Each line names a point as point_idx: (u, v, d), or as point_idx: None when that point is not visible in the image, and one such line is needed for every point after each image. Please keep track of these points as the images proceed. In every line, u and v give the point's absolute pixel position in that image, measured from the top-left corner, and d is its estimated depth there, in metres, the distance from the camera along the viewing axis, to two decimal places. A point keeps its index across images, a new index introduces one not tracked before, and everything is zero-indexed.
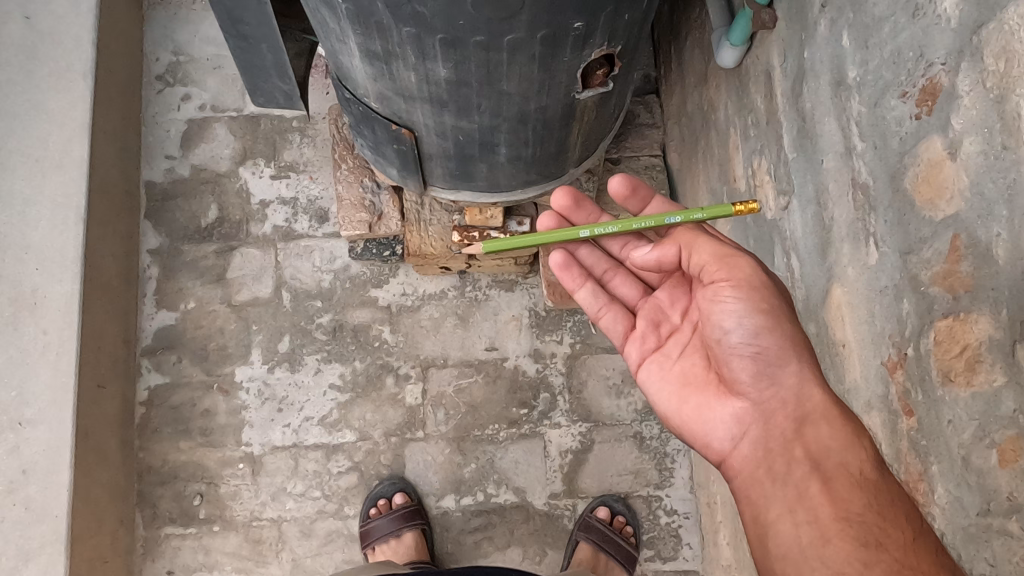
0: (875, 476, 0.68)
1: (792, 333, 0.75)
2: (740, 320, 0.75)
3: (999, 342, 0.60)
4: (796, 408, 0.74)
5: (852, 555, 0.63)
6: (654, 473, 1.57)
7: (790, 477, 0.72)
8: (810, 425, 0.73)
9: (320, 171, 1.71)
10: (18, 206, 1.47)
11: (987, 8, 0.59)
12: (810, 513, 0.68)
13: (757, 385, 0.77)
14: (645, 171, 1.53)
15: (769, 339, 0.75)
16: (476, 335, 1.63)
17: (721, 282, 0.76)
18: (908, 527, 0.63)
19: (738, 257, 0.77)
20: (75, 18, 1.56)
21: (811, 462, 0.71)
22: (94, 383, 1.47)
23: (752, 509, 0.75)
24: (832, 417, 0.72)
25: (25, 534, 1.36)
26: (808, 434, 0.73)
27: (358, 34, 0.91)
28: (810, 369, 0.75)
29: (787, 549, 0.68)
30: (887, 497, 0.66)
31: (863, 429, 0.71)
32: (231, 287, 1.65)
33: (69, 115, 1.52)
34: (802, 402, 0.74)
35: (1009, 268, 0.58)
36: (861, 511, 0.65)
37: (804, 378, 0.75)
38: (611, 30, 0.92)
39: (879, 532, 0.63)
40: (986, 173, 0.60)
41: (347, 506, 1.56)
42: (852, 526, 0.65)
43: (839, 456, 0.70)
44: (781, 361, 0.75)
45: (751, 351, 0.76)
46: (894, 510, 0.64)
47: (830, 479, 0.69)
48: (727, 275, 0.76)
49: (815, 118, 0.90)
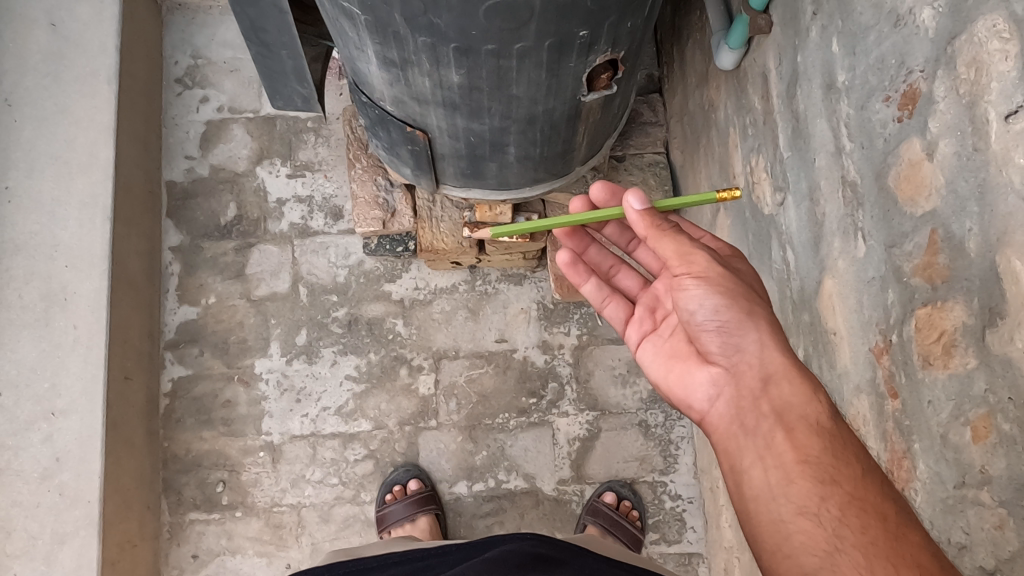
0: (831, 427, 0.71)
1: (751, 305, 0.79)
2: (703, 303, 0.79)
3: (971, 328, 0.65)
4: (759, 369, 0.77)
5: (811, 492, 0.66)
6: (659, 460, 1.63)
7: (754, 430, 0.75)
8: (772, 382, 0.75)
9: (334, 170, 1.77)
10: (48, 206, 1.54)
11: (960, 20, 0.65)
12: (776, 457, 0.71)
13: (726, 354, 0.81)
14: (649, 168, 1.59)
15: (730, 314, 0.78)
16: (486, 327, 1.69)
17: (683, 275, 0.80)
18: (860, 468, 0.67)
19: (696, 251, 0.81)
20: (99, 25, 1.62)
21: (773, 415, 0.74)
22: (121, 374, 1.54)
23: (728, 460, 0.77)
24: (791, 375, 0.75)
25: (60, 518, 1.43)
26: (769, 391, 0.75)
27: (375, 43, 0.96)
28: (769, 334, 0.78)
29: (756, 488, 0.71)
30: (841, 443, 0.69)
31: (818, 382, 0.74)
32: (250, 282, 1.71)
33: (95, 119, 1.58)
34: (763, 365, 0.77)
35: (980, 259, 0.63)
36: (819, 454, 0.69)
37: (764, 344, 0.77)
38: (614, 36, 0.97)
39: (833, 472, 0.67)
40: (960, 173, 0.66)
41: (364, 492, 1.62)
42: (811, 467, 0.68)
43: (798, 409, 0.72)
44: (742, 331, 0.78)
45: (716, 325, 0.80)
46: (847, 454, 0.68)
47: (791, 429, 0.72)
48: (689, 269, 0.80)
49: (808, 118, 0.95)
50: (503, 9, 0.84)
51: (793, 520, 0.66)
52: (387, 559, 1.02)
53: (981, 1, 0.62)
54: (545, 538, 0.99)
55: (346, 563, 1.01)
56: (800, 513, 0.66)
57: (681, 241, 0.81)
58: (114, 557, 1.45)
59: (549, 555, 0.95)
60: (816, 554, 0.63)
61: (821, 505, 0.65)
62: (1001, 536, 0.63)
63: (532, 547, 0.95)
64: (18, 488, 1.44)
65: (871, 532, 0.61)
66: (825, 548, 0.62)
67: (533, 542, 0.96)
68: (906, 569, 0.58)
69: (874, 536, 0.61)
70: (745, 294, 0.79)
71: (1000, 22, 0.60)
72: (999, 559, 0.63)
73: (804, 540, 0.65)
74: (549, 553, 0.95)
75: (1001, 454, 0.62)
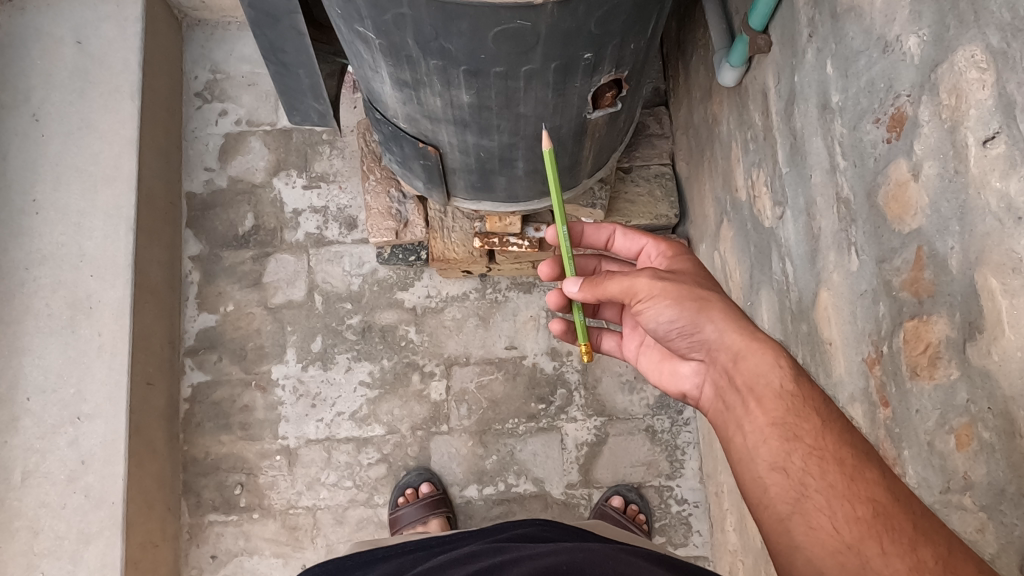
0: (795, 389, 0.72)
1: (701, 300, 0.82)
2: (661, 318, 0.84)
3: (954, 340, 0.69)
4: (726, 351, 0.80)
5: (779, 447, 0.70)
6: (665, 464, 1.66)
7: (731, 407, 0.78)
8: (741, 358, 0.78)
9: (349, 181, 1.82)
10: (74, 218, 1.60)
11: (942, 49, 0.68)
12: (750, 423, 0.74)
13: (698, 347, 0.85)
14: (655, 179, 1.63)
15: (686, 318, 0.82)
16: (496, 334, 1.73)
17: (636, 302, 0.85)
18: (821, 418, 0.70)
19: (638, 276, 0.85)
20: (123, 42, 1.68)
21: (745, 388, 0.76)
22: (144, 380, 1.59)
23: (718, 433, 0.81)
24: (754, 348, 0.77)
25: (85, 518, 1.48)
26: (738, 368, 0.78)
27: (389, 65, 1.01)
28: (726, 321, 0.80)
29: (738, 453, 0.75)
30: (805, 401, 0.71)
31: (779, 348, 0.75)
32: (267, 291, 1.76)
33: (119, 133, 1.64)
34: (730, 347, 0.79)
35: (961, 276, 0.67)
36: (784, 413, 0.71)
37: (724, 330, 0.80)
38: (618, 57, 1.01)
39: (796, 428, 0.70)
40: (942, 194, 0.69)
41: (377, 495, 1.67)
42: (779, 427, 0.71)
43: (763, 375, 0.75)
44: (700, 326, 0.82)
45: (684, 329, 0.83)
46: (810, 409, 0.70)
47: (760, 398, 0.74)
48: (637, 296, 0.84)
49: (805, 136, 0.98)
50: (511, 34, 0.88)
51: (767, 475, 0.70)
52: (400, 546, 1.07)
53: (960, 32, 0.66)
54: (550, 523, 1.07)
55: (362, 553, 1.07)
56: (772, 468, 0.70)
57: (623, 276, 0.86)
58: (137, 556, 1.50)
59: (556, 538, 1.02)
60: (787, 503, 0.67)
61: (788, 459, 0.69)
62: (982, 538, 0.66)
63: (541, 531, 1.03)
64: (46, 489, 1.49)
65: (831, 476, 0.65)
66: (795, 496, 0.67)
67: (541, 527, 1.04)
68: (862, 506, 0.63)
69: (833, 480, 0.65)
70: (691, 293, 0.82)
71: (978, 53, 0.63)
72: None
73: (777, 491, 0.69)
74: (555, 537, 1.02)
75: (982, 461, 0.66)
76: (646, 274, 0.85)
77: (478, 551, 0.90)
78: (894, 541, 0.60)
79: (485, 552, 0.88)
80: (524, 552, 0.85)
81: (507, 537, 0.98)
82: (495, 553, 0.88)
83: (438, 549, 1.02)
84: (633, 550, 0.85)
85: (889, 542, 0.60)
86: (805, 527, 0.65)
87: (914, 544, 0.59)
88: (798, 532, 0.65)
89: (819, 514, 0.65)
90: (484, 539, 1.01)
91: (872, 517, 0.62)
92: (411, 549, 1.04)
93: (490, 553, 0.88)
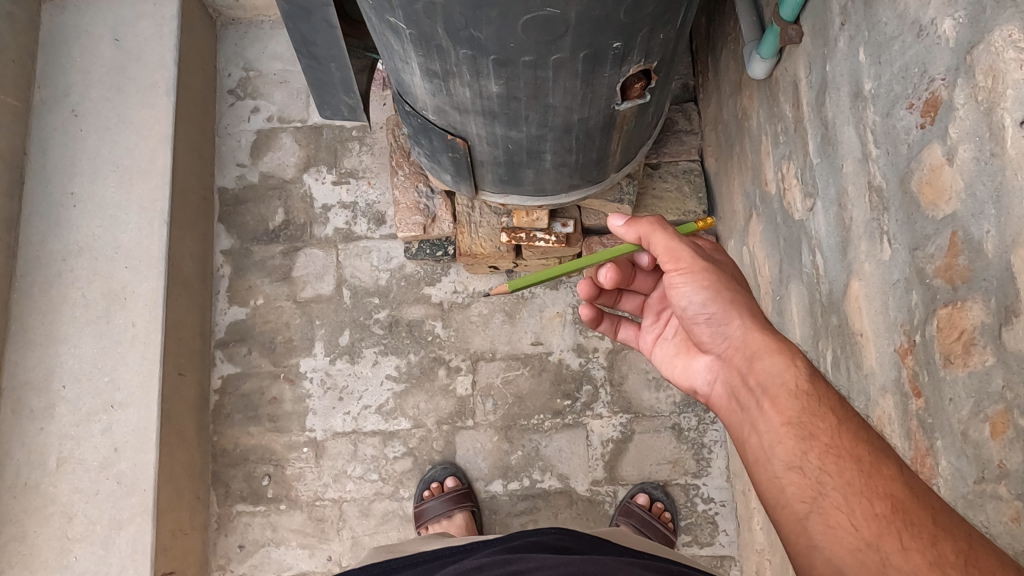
0: (809, 388, 0.72)
1: (732, 292, 0.82)
2: (691, 298, 0.84)
3: (989, 326, 0.68)
4: (746, 349, 0.79)
5: (795, 447, 0.69)
6: (691, 462, 1.65)
7: (746, 405, 0.78)
8: (757, 358, 0.77)
9: (377, 177, 1.84)
10: (110, 210, 1.63)
11: (978, 30, 0.67)
12: (765, 422, 0.73)
13: (718, 341, 0.84)
14: (683, 175, 1.63)
15: (715, 306, 0.82)
16: (523, 330, 1.73)
17: (672, 274, 0.85)
18: (837, 416, 0.69)
19: (683, 247, 0.85)
20: (159, 39, 1.71)
21: (759, 388, 0.76)
22: (175, 370, 1.62)
23: (734, 432, 0.79)
24: (772, 348, 0.76)
25: (118, 504, 1.51)
26: (755, 366, 0.77)
27: (419, 55, 1.02)
28: (752, 318, 0.80)
29: (755, 451, 0.74)
30: (821, 400, 0.70)
31: (796, 349, 0.75)
32: (296, 285, 1.79)
33: (154, 128, 1.67)
34: (748, 345, 0.79)
35: (997, 260, 0.66)
36: (800, 412, 0.71)
37: (748, 328, 0.80)
38: (648, 47, 1.01)
39: (812, 427, 0.69)
40: (978, 177, 0.68)
41: (403, 488, 1.68)
42: (794, 426, 0.70)
43: (777, 375, 0.74)
44: (726, 319, 0.81)
45: (706, 317, 0.83)
46: (826, 408, 0.70)
47: (774, 397, 0.73)
48: (677, 265, 0.84)
49: (837, 126, 0.97)
50: (541, 23, 0.88)
51: (784, 474, 0.70)
52: (416, 556, 1.07)
53: (998, 13, 0.65)
54: (568, 531, 1.05)
55: (379, 563, 1.05)
56: (789, 468, 0.69)
57: (673, 238, 0.86)
58: (167, 544, 1.53)
59: (572, 548, 1.01)
60: (805, 502, 0.67)
61: (804, 458, 0.68)
62: (1017, 528, 0.65)
63: (555, 540, 1.01)
64: (79, 475, 1.52)
65: (848, 474, 0.64)
66: (812, 495, 0.66)
67: (555, 535, 1.02)
68: (879, 502, 0.61)
69: (851, 477, 0.64)
70: (725, 283, 0.82)
71: (1015, 32, 0.62)
72: (1016, 552, 0.65)
73: (795, 490, 0.68)
74: (571, 546, 1.00)
75: (1017, 449, 0.64)
76: (692, 247, 0.85)
77: (486, 563, 0.88)
78: (913, 537, 0.58)
79: (492, 563, 0.87)
80: (531, 566, 0.84)
81: (519, 545, 0.97)
82: (502, 567, 0.86)
83: (450, 560, 1.01)
84: (639, 561, 0.85)
85: (908, 537, 0.58)
86: (823, 526, 0.64)
87: (933, 539, 0.57)
88: (815, 531, 0.65)
89: (837, 512, 0.64)
90: (496, 548, 0.99)
91: (891, 513, 0.60)
92: (426, 561, 1.03)
93: (495, 568, 0.86)
